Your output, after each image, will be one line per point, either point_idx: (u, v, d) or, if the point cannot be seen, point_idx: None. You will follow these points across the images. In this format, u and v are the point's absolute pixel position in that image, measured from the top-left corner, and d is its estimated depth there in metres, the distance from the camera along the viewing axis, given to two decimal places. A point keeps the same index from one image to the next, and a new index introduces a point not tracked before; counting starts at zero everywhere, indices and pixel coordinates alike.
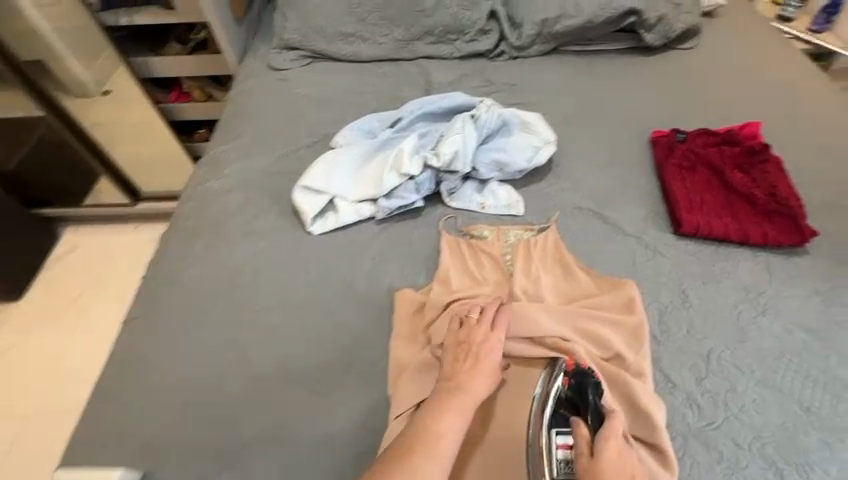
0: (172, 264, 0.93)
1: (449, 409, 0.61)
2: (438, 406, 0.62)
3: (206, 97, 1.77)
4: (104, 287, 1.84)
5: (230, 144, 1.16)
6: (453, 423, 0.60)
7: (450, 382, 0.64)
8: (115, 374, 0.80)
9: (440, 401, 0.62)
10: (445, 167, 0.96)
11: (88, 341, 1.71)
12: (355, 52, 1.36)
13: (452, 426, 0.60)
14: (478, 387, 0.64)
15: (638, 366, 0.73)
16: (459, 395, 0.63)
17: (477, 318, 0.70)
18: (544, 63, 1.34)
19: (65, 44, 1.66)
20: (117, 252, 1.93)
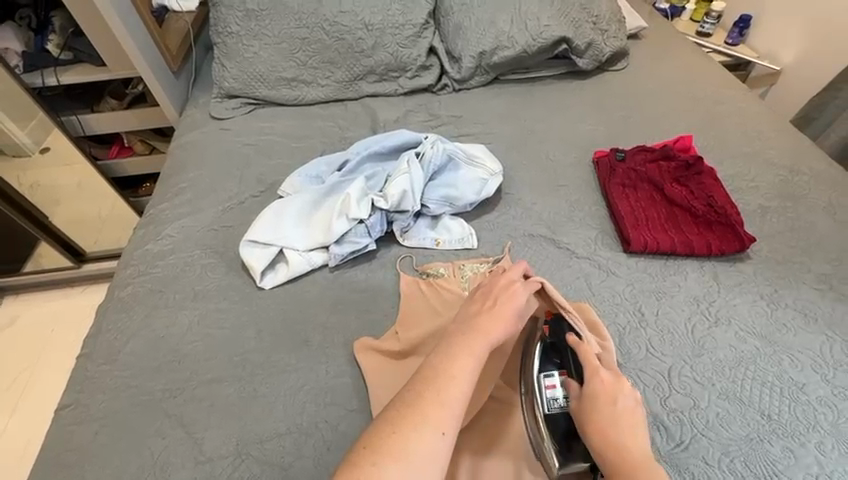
0: (109, 339, 0.86)
1: (458, 358, 0.56)
2: (444, 366, 0.55)
3: (149, 149, 1.71)
4: (43, 362, 1.69)
5: (170, 201, 1.12)
6: (464, 375, 0.55)
7: (456, 345, 0.58)
8: (44, 473, 0.72)
9: (444, 362, 0.56)
10: (395, 208, 0.94)
11: (24, 426, 1.55)
12: (299, 97, 1.36)
13: (463, 376, 0.55)
14: (484, 351, 0.58)
15: None
16: (466, 356, 0.57)
17: (493, 291, 0.66)
18: (486, 93, 1.38)
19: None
20: (58, 321, 1.79)
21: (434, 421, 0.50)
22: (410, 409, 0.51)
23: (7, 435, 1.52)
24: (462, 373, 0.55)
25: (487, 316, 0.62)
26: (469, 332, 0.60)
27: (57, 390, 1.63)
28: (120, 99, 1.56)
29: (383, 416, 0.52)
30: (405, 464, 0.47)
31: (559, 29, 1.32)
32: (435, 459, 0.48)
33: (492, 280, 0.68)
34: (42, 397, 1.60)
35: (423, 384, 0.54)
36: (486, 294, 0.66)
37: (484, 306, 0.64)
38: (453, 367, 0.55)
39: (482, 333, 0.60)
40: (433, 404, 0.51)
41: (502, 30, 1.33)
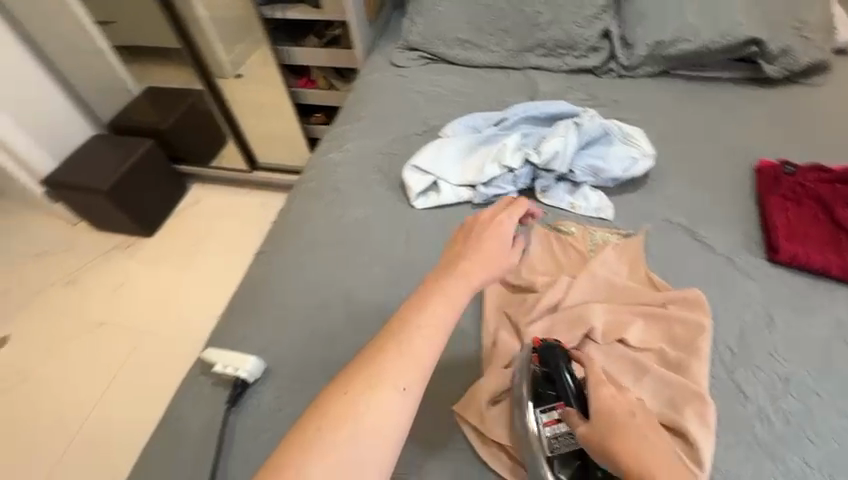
0: (298, 215, 1.12)
1: (420, 313, 0.59)
2: (411, 321, 0.58)
3: (328, 85, 2.02)
4: (234, 238, 2.15)
5: (351, 125, 1.36)
6: (425, 332, 0.58)
7: (424, 298, 0.60)
8: (247, 291, 0.98)
9: (405, 321, 0.58)
10: (544, 165, 1.04)
11: (216, 281, 2.02)
12: (469, 58, 1.50)
13: (423, 334, 0.57)
14: (462, 299, 0.60)
15: (684, 361, 0.77)
16: (427, 314, 0.59)
17: (473, 237, 0.67)
18: (651, 84, 1.37)
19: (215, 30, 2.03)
20: (246, 209, 2.25)
21: (395, 379, 0.55)
22: (363, 371, 0.56)
23: (206, 284, 2.01)
24: (420, 329, 0.58)
25: (467, 261, 0.63)
26: (443, 277, 0.62)
27: (241, 263, 2.07)
28: (320, 38, 1.86)
29: (344, 373, 0.57)
30: (362, 411, 0.53)
31: (753, 30, 1.26)
32: (388, 421, 0.53)
33: (473, 222, 0.70)
34: (231, 265, 2.06)
35: (388, 341, 0.57)
36: (468, 236, 0.68)
37: (461, 252, 0.66)
38: (412, 325, 0.58)
39: (457, 281, 0.61)
40: (393, 361, 0.56)
41: (686, 22, 1.30)
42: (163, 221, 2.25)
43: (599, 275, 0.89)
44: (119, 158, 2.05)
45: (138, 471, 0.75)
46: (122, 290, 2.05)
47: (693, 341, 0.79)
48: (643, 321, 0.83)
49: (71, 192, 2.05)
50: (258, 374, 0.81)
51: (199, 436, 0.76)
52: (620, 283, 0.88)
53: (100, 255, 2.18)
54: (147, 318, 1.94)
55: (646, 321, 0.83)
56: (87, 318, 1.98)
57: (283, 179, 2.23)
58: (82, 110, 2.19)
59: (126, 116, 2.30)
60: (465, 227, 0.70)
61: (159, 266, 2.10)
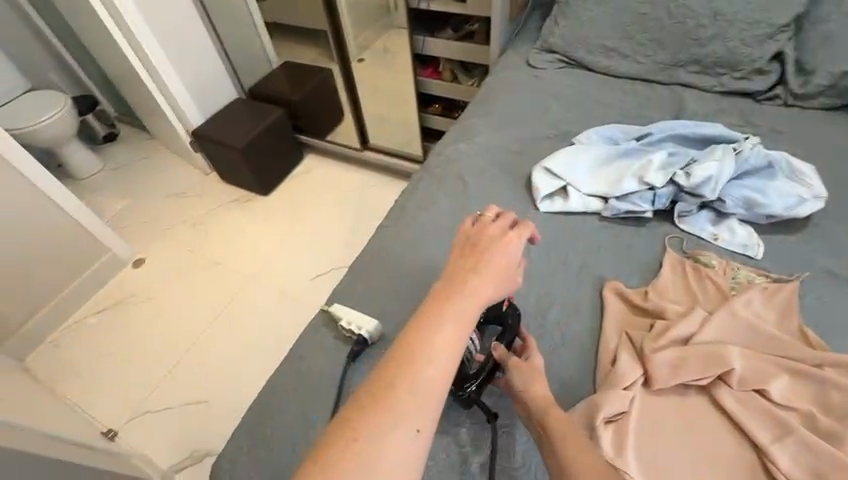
0: (421, 197, 1.17)
1: (440, 327, 0.57)
2: (420, 348, 0.55)
3: (452, 77, 2.06)
4: (349, 212, 2.28)
5: (479, 119, 1.38)
6: (443, 346, 0.56)
7: (432, 322, 0.58)
8: (369, 260, 1.05)
9: (425, 334, 0.56)
10: (691, 189, 0.97)
11: (327, 250, 2.16)
12: (611, 67, 1.44)
13: (441, 349, 0.56)
14: (472, 320, 0.59)
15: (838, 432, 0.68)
16: (444, 325, 0.57)
17: (479, 248, 0.67)
18: (825, 118, 1.21)
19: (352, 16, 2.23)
20: (363, 189, 2.36)
21: (413, 415, 0.51)
22: (387, 385, 0.53)
23: (319, 252, 2.15)
24: (439, 342, 0.56)
25: (479, 274, 0.63)
26: (452, 296, 0.61)
27: (352, 238, 2.18)
28: (456, 32, 1.91)
29: (366, 386, 0.54)
30: (379, 452, 0.49)
31: None
32: (414, 443, 0.50)
33: (476, 232, 0.71)
34: (343, 238, 2.18)
35: (400, 363, 0.54)
36: (474, 244, 0.69)
37: (470, 261, 0.66)
38: (433, 337, 0.56)
39: (464, 300, 0.60)
40: (408, 393, 0.52)
41: None
42: (280, 183, 2.48)
43: (743, 317, 0.81)
44: (255, 122, 2.30)
45: (262, 396, 0.84)
46: (237, 238, 2.30)
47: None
48: (789, 378, 0.75)
49: (212, 145, 2.32)
50: (377, 337, 0.86)
51: (317, 379, 0.83)
52: (766, 330, 0.80)
53: (224, 205, 2.46)
54: (264, 271, 2.13)
55: (792, 378, 0.75)
56: (207, 257, 2.25)
57: (390, 161, 2.31)
58: (233, 76, 2.49)
59: (263, 84, 2.51)
60: (463, 240, 0.70)
61: (277, 225, 2.30)
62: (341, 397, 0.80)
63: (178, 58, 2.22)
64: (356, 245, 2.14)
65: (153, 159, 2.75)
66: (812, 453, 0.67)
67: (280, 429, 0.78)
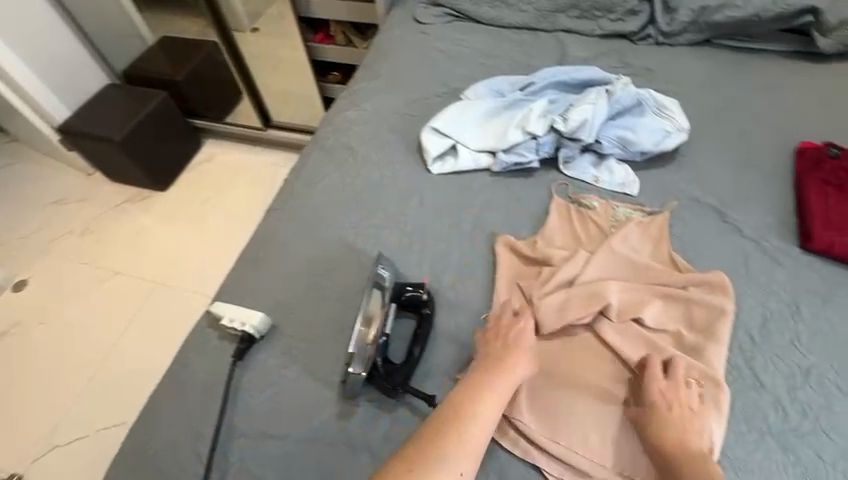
0: (310, 173, 1.08)
1: (481, 403, 0.67)
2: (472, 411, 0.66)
3: (346, 41, 1.95)
4: (237, 197, 2.14)
5: (369, 83, 1.29)
6: (485, 419, 0.66)
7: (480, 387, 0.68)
8: (256, 248, 0.96)
9: (469, 404, 0.67)
10: (569, 134, 0.98)
11: (214, 242, 2.02)
12: (496, 17, 1.41)
13: (481, 420, 0.66)
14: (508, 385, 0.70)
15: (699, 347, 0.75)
16: (486, 398, 0.68)
17: (509, 322, 0.77)
18: (691, 54, 1.28)
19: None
20: (249, 171, 2.21)
21: (453, 464, 0.61)
22: (430, 447, 0.62)
23: (206, 245, 2.02)
24: (479, 416, 0.66)
25: (515, 353, 0.73)
26: (486, 371, 0.71)
27: (241, 226, 2.06)
28: None
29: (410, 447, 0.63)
30: None
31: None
32: None
33: (500, 313, 0.79)
34: (232, 226, 2.05)
35: (442, 429, 0.63)
36: (498, 327, 0.77)
37: (497, 341, 0.75)
38: (475, 410, 0.66)
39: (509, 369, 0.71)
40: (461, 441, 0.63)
41: None
42: (179, 174, 2.24)
43: (621, 253, 0.85)
44: (133, 108, 2.02)
45: (142, 416, 0.75)
46: (135, 242, 2.07)
47: (710, 325, 0.77)
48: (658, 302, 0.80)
49: (86, 140, 2.01)
50: (265, 330, 0.80)
51: (202, 386, 0.76)
52: (642, 263, 0.84)
53: (114, 207, 2.19)
54: (152, 272, 1.97)
55: (664, 302, 0.80)
56: (103, 265, 2.02)
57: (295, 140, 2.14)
58: (102, 61, 2.13)
59: (140, 65, 2.24)
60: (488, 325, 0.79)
61: (164, 221, 2.12)
62: (226, 401, 0.73)
63: (23, 44, 1.85)
64: (244, 232, 2.03)
65: (19, 164, 2.36)
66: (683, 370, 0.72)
67: (164, 447, 0.71)
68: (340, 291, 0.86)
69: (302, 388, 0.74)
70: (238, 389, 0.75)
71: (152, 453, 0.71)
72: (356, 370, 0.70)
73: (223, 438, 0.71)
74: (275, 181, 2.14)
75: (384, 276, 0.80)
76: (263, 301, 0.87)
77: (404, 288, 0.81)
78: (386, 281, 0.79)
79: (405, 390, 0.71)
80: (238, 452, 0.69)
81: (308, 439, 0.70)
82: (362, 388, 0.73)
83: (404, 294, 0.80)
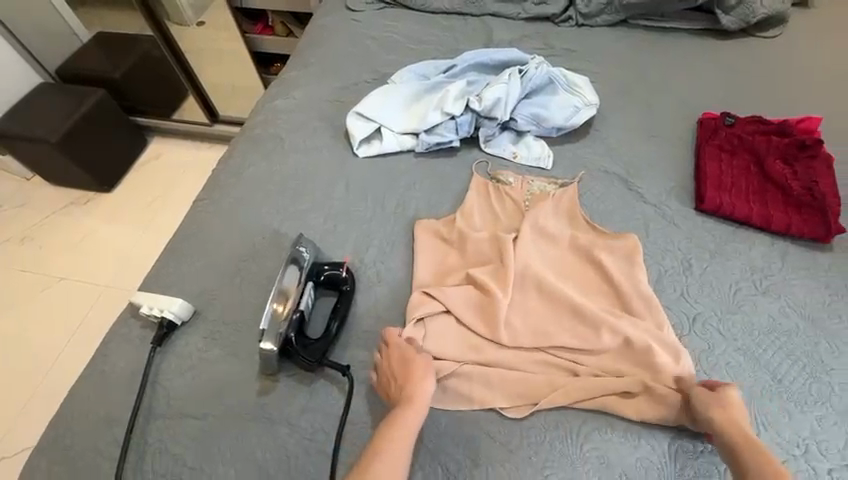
0: (238, 162, 1.09)
1: (388, 450, 0.63)
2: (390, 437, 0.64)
3: (287, 32, 1.97)
4: (174, 187, 2.13)
5: (299, 71, 1.30)
6: (396, 469, 0.62)
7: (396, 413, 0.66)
8: (181, 238, 0.97)
9: (377, 458, 0.62)
10: (485, 112, 1.02)
11: (152, 233, 2.02)
12: (426, 3, 1.43)
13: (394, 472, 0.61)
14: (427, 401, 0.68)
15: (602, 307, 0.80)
16: (396, 446, 0.63)
17: (400, 354, 0.73)
18: (608, 34, 1.34)
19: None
20: (186, 162, 2.20)
21: None
22: None
23: (145, 237, 2.01)
24: (392, 466, 0.61)
25: (412, 385, 0.69)
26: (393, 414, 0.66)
27: (178, 212, 2.07)
28: None
29: None
30: None
31: None
32: None
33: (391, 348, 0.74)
34: (170, 215, 2.06)
35: None
36: (397, 363, 0.72)
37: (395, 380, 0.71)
38: (384, 460, 0.62)
39: (424, 386, 0.69)
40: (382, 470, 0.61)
41: None
42: (124, 175, 2.17)
43: (533, 223, 0.90)
44: (69, 108, 1.93)
45: (60, 408, 0.75)
46: (78, 246, 2.01)
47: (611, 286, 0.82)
48: (562, 267, 0.86)
49: (18, 143, 1.91)
50: (186, 316, 0.81)
51: (123, 375, 0.77)
52: (554, 234, 0.89)
53: (57, 211, 2.11)
54: (92, 272, 1.94)
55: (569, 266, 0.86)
56: (44, 273, 1.95)
57: (230, 132, 2.09)
58: (36, 63, 2.04)
59: (74, 63, 2.14)
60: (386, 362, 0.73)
61: (106, 222, 2.06)
62: (145, 386, 0.75)
63: None
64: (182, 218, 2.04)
65: None
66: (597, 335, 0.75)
67: (83, 436, 0.72)
68: (263, 275, 0.88)
69: (224, 368, 0.76)
70: (158, 374, 0.76)
71: (70, 441, 0.72)
72: (269, 346, 0.72)
73: (141, 423, 0.72)
74: (211, 166, 2.16)
75: (304, 255, 0.83)
76: (186, 289, 0.88)
77: (323, 267, 0.83)
78: (305, 260, 0.82)
79: (322, 364, 0.74)
80: (156, 434, 0.71)
81: (226, 416, 0.72)
82: (281, 363, 0.75)
83: (323, 272, 0.83)
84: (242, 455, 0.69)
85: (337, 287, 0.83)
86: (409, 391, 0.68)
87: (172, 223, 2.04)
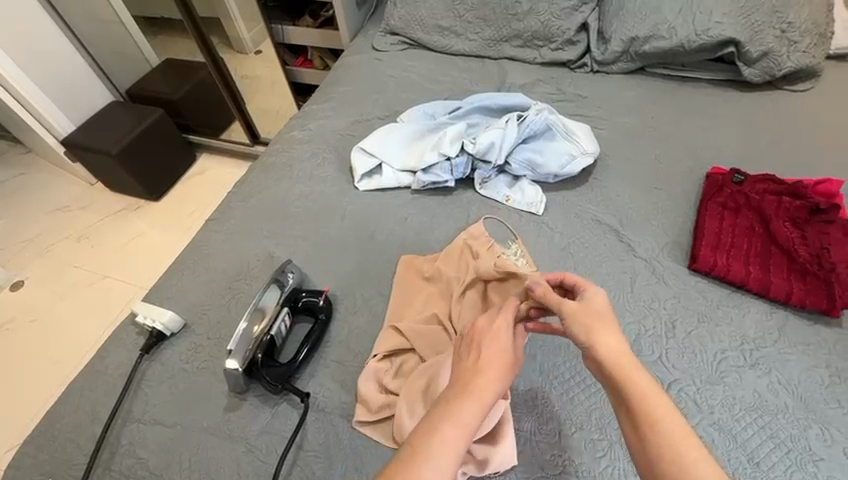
0: (250, 187, 1.17)
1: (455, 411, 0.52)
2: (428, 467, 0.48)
3: (323, 65, 2.13)
4: (204, 193, 2.34)
5: (319, 105, 1.40)
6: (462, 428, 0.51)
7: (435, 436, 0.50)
8: (187, 253, 1.05)
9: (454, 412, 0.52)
10: (480, 156, 1.05)
11: (178, 232, 2.22)
12: (446, 45, 1.50)
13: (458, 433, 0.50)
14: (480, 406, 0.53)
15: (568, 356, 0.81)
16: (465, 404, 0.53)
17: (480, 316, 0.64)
18: (624, 81, 1.34)
19: (234, 3, 2.03)
20: (217, 174, 2.40)
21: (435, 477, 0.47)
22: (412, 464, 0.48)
23: (172, 236, 2.21)
24: (454, 426, 0.51)
25: (492, 338, 0.60)
26: (474, 374, 0.56)
27: (202, 214, 2.26)
28: (315, 19, 1.99)
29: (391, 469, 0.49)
30: None
31: (730, 30, 1.19)
32: None
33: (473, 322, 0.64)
34: (194, 217, 2.26)
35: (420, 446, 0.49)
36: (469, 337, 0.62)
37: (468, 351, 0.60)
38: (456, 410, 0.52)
39: (476, 396, 0.54)
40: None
41: (664, 18, 1.25)
42: (171, 186, 2.37)
43: None
44: (130, 124, 2.14)
45: (56, 401, 0.84)
46: (121, 248, 2.21)
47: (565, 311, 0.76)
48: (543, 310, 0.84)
49: (84, 153, 2.14)
50: (175, 328, 0.88)
51: (112, 376, 0.84)
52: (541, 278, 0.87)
53: (110, 215, 2.34)
54: (126, 268, 2.13)
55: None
56: (90, 271, 2.15)
57: (259, 149, 2.26)
58: (107, 80, 2.27)
59: (141, 83, 2.39)
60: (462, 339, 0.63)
61: (146, 228, 2.26)
62: (128, 390, 0.81)
63: (31, 62, 1.96)
64: (204, 220, 2.24)
65: (30, 172, 2.57)
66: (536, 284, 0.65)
67: (68, 429, 0.79)
68: (252, 295, 0.94)
69: (198, 381, 0.82)
70: (141, 381, 0.83)
71: (57, 432, 0.79)
72: (234, 365, 0.77)
73: (118, 425, 0.78)
74: (237, 176, 2.37)
75: (288, 279, 0.88)
76: (182, 303, 0.95)
77: (301, 293, 0.89)
78: (287, 284, 0.88)
79: (285, 387, 0.77)
80: (129, 436, 0.77)
81: (191, 427, 0.77)
82: (249, 382, 0.79)
83: (301, 299, 0.88)
84: (198, 467, 0.73)
85: (316, 315, 0.87)
86: (485, 348, 0.59)
87: (195, 224, 2.24)
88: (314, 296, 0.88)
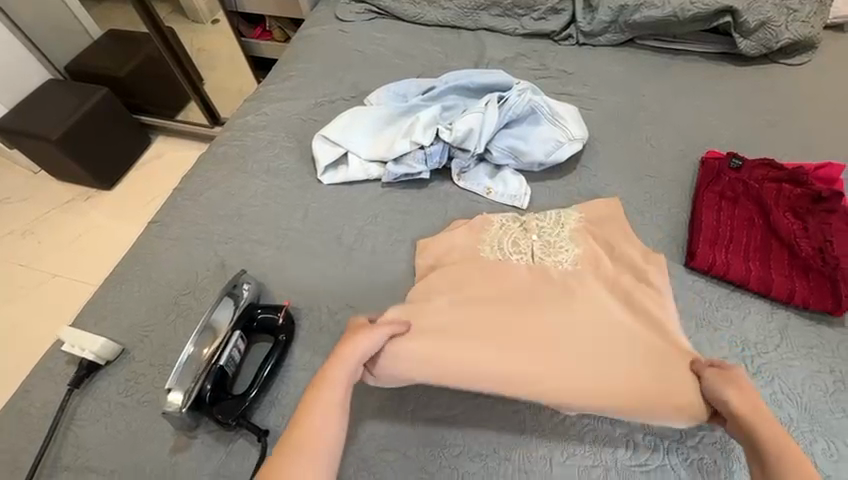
0: (198, 183, 1.03)
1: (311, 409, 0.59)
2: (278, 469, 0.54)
3: (284, 38, 1.95)
4: (154, 180, 2.14)
5: (277, 85, 1.24)
6: (320, 422, 0.58)
7: (314, 398, 0.60)
8: (127, 262, 0.92)
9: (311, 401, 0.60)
10: (457, 144, 0.94)
11: (129, 225, 2.03)
12: (418, 14, 1.35)
13: (319, 424, 0.58)
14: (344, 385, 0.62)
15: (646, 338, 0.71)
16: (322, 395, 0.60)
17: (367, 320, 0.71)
18: (611, 55, 1.22)
19: None
20: (171, 158, 2.20)
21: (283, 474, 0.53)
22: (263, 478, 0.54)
23: (122, 230, 2.02)
24: (315, 422, 0.58)
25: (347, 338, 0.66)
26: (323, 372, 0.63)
27: (155, 204, 2.07)
28: None
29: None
30: None
31: None
32: None
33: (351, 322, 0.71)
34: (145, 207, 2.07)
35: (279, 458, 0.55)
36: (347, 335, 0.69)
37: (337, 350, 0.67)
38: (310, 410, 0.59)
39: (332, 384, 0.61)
40: None
41: None
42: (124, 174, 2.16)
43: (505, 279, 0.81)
44: (72, 105, 1.91)
45: None
46: (67, 245, 2.02)
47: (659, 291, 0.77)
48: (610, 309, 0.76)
49: (19, 139, 1.91)
50: (111, 356, 0.76)
51: (38, 416, 0.73)
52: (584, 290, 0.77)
53: (59, 206, 2.13)
54: (74, 267, 1.95)
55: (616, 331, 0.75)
56: (33, 271, 1.97)
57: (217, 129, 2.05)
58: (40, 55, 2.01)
59: (81, 59, 2.11)
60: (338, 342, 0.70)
61: (94, 222, 2.06)
62: (55, 432, 0.71)
63: None
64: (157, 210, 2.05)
65: None
66: (441, 234, 0.87)
67: None
68: (201, 312, 0.82)
69: (138, 419, 0.71)
70: (71, 421, 0.72)
71: None
72: (178, 396, 0.67)
73: (44, 473, 0.69)
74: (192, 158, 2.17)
75: (243, 293, 0.77)
76: (120, 325, 0.82)
77: (257, 310, 0.77)
78: (241, 300, 0.76)
79: (240, 423, 0.68)
80: None
81: (132, 475, 0.67)
82: (199, 417, 0.70)
83: (256, 317, 0.77)
84: None
85: (275, 337, 0.77)
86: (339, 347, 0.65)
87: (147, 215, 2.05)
88: (272, 314, 0.77)
